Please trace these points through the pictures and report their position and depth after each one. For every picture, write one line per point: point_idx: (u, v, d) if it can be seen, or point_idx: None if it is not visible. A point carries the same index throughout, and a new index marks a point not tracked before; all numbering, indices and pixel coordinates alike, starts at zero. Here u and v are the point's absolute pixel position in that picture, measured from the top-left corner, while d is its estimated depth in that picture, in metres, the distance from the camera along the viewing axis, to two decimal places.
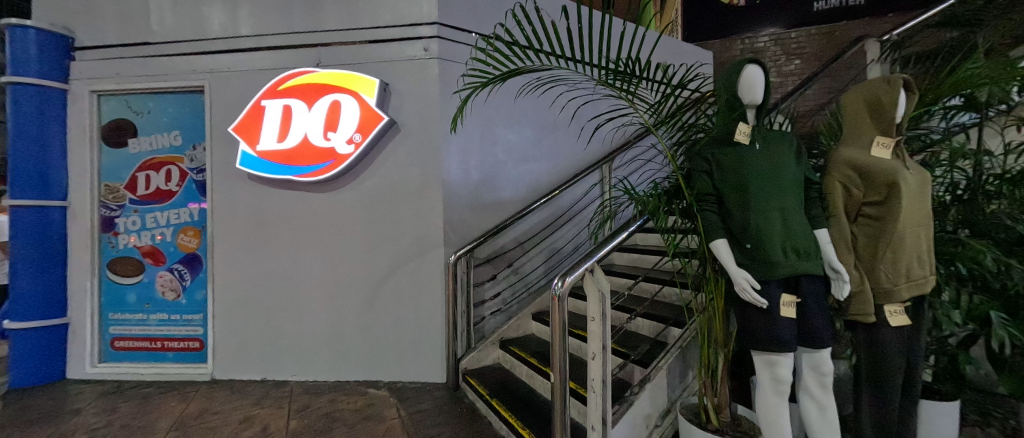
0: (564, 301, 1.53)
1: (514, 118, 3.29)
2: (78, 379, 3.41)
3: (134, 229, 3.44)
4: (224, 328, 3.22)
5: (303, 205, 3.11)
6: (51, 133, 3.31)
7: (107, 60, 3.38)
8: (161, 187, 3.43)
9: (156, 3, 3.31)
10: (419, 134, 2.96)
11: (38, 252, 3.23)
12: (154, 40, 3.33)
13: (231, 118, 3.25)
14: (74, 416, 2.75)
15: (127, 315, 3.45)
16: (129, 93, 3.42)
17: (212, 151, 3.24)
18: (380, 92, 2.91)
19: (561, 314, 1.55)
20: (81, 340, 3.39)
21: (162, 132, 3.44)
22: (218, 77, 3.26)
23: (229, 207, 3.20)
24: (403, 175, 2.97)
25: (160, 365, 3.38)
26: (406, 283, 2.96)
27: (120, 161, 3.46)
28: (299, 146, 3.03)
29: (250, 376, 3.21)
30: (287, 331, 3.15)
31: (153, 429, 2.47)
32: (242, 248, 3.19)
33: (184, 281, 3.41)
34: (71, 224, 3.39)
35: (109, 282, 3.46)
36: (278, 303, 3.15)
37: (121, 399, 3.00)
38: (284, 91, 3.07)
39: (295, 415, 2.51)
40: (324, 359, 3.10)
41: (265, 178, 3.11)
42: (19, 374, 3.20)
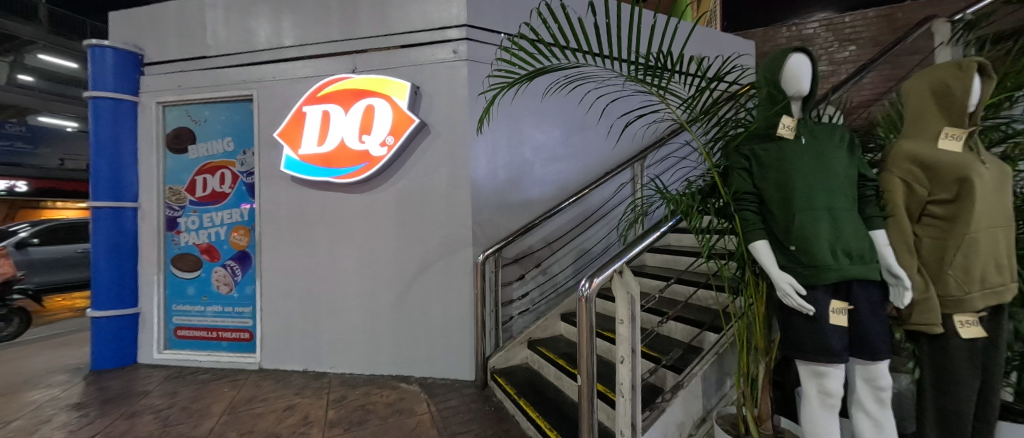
0: (593, 304, 1.50)
1: (543, 118, 3.26)
2: (148, 364, 3.77)
3: (194, 228, 3.75)
4: (270, 321, 3.44)
5: (340, 205, 3.26)
6: (124, 141, 3.67)
7: (170, 73, 3.71)
8: (216, 189, 3.72)
9: (212, 20, 3.59)
10: (449, 135, 3.01)
11: (113, 248, 3.60)
12: (210, 54, 3.62)
13: (275, 124, 3.46)
14: (143, 397, 3.04)
15: (188, 306, 3.77)
16: (189, 103, 3.72)
17: (259, 155, 3.47)
18: (410, 94, 2.99)
19: (588, 316, 1.51)
20: (150, 329, 3.75)
21: (216, 139, 3.72)
22: (265, 86, 3.49)
23: (274, 207, 3.41)
24: (433, 176, 3.04)
25: (215, 354, 3.67)
26: (435, 281, 3.02)
27: (182, 166, 3.78)
28: (337, 150, 3.18)
29: (293, 366, 3.41)
30: (326, 325, 3.31)
31: (208, 412, 2.68)
32: (285, 246, 3.39)
33: (236, 276, 3.67)
34: (141, 223, 3.76)
35: (172, 276, 3.79)
36: (318, 298, 3.32)
37: (181, 383, 3.28)
38: (323, 98, 3.23)
39: (332, 405, 2.64)
40: (359, 353, 3.23)
41: (307, 180, 3.28)
42: (102, 357, 3.61)
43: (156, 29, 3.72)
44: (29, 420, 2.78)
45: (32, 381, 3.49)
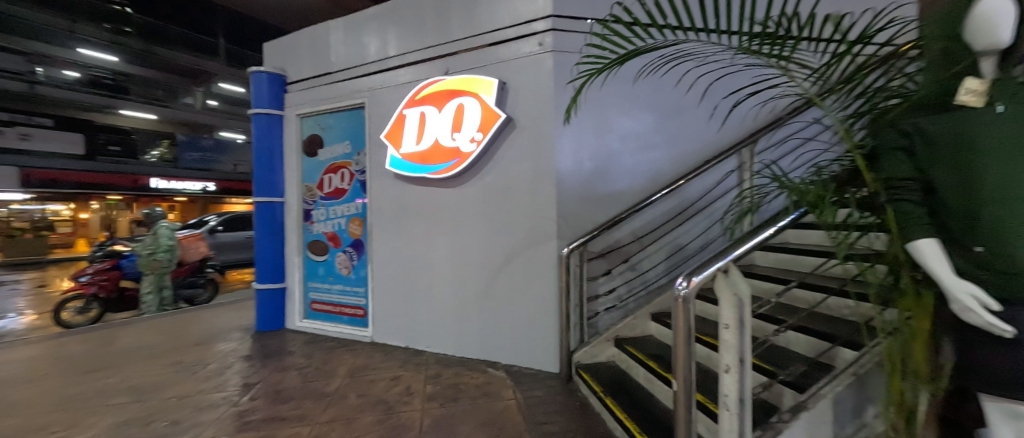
0: (693, 306, 1.34)
1: (633, 104, 3.06)
2: (293, 329, 4.63)
3: (322, 219, 4.44)
4: (378, 300, 3.92)
5: (435, 199, 3.52)
6: (274, 147, 4.55)
7: (305, 89, 4.44)
8: (338, 186, 4.34)
9: (334, 40, 4.18)
10: (535, 128, 3.00)
11: (268, 235, 4.53)
12: (332, 70, 4.22)
13: (381, 126, 3.88)
14: (289, 356, 3.73)
15: (318, 284, 4.50)
16: (319, 113, 4.40)
17: (369, 155, 3.94)
18: (497, 91, 3.08)
19: (686, 318, 1.36)
20: (293, 301, 4.60)
21: (338, 143, 4.33)
22: (374, 94, 3.93)
23: (381, 201, 3.85)
24: (520, 170, 3.06)
25: (338, 326, 4.32)
26: (520, 273, 3.07)
27: (313, 167, 4.49)
28: (433, 147, 3.43)
29: (397, 342, 3.83)
30: (423, 309, 3.63)
31: (334, 374, 3.17)
32: (390, 235, 3.80)
33: (353, 261, 4.24)
34: (286, 215, 4.60)
35: (307, 259, 4.56)
36: (416, 283, 3.66)
37: (315, 348, 3.95)
38: (420, 100, 3.51)
39: (430, 380, 2.89)
40: (452, 336, 3.47)
41: (407, 176, 3.62)
42: (263, 320, 4.58)
43: (295, 53, 4.49)
44: (218, 364, 3.63)
45: (220, 335, 4.57)
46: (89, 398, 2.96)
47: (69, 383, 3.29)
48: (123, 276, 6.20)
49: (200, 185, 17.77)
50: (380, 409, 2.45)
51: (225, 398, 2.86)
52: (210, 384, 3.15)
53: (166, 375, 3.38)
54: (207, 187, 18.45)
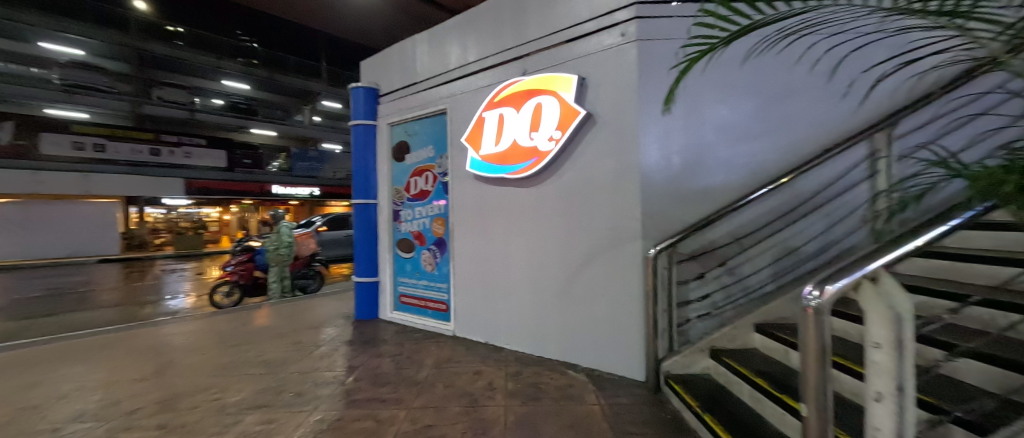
0: (830, 321, 1.06)
1: (731, 90, 2.76)
2: (385, 320, 5.08)
3: (409, 219, 4.79)
4: (460, 296, 4.10)
5: (513, 199, 3.57)
6: (369, 154, 5.06)
7: (395, 100, 4.85)
8: (423, 188, 4.64)
9: (419, 53, 4.50)
10: (617, 122, 2.86)
11: (365, 233, 5.08)
12: (418, 80, 4.53)
13: (461, 130, 4.06)
14: (383, 344, 4.10)
15: (406, 279, 4.88)
16: (406, 121, 4.76)
17: (450, 158, 4.14)
18: (576, 87, 3.00)
19: (820, 337, 1.08)
20: (385, 293, 5.05)
21: (423, 147, 4.64)
22: (455, 99, 4.13)
23: (461, 201, 4.03)
24: (601, 167, 2.95)
25: (424, 319, 4.62)
26: (601, 274, 2.95)
27: (401, 171, 4.87)
28: (511, 148, 3.49)
29: (477, 337, 3.97)
30: (502, 307, 3.70)
31: (422, 363, 3.40)
32: (470, 235, 3.96)
33: (437, 258, 4.50)
34: (379, 215, 5.08)
35: (396, 255, 4.96)
36: (495, 281, 3.74)
37: (405, 338, 4.28)
38: (499, 102, 3.59)
39: (511, 377, 2.94)
40: (530, 336, 3.48)
41: (486, 177, 3.72)
42: (361, 310, 5.11)
43: (386, 68, 4.94)
44: (327, 347, 4.13)
45: (327, 321, 5.21)
46: (236, 367, 3.59)
47: (221, 353, 4.02)
48: (256, 267, 7.43)
49: (308, 190, 21.39)
50: (466, 400, 2.55)
51: (334, 377, 3.24)
52: (322, 364, 3.60)
53: (289, 353, 3.95)
54: (314, 190, 21.70)
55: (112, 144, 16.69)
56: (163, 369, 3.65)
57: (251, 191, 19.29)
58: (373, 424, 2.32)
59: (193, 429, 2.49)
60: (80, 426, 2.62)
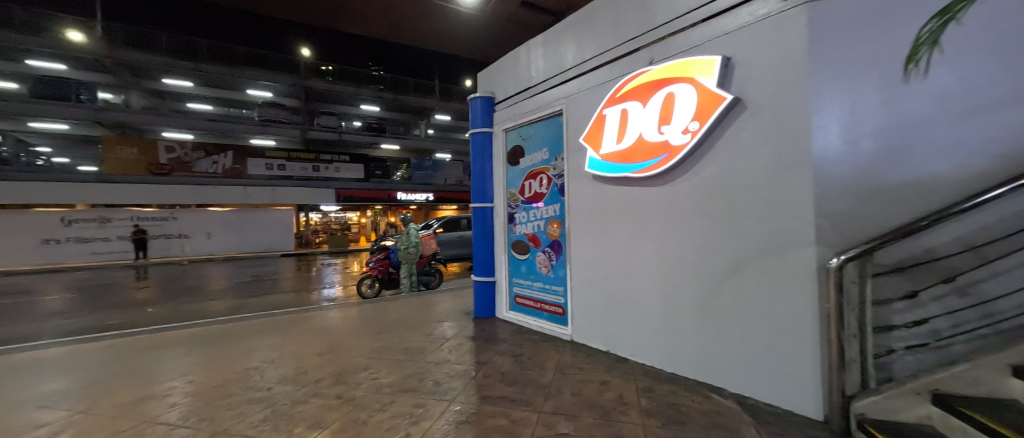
0: None
1: (959, 48, 2.05)
2: (501, 318, 5.27)
3: (524, 221, 4.87)
4: (579, 300, 4.00)
5: (638, 199, 3.32)
6: (486, 160, 5.35)
7: (510, 106, 5.02)
8: (537, 190, 4.66)
9: (534, 57, 4.58)
10: (776, 106, 2.39)
11: (483, 234, 5.37)
12: (533, 84, 4.61)
13: (578, 129, 3.97)
14: (503, 342, 4.26)
15: (521, 280, 4.97)
16: (520, 126, 4.88)
17: (568, 159, 4.09)
18: (720, 70, 2.63)
19: None
20: (501, 293, 5.26)
21: (537, 150, 4.68)
22: (571, 99, 4.07)
23: (579, 203, 3.93)
24: (753, 159, 2.51)
25: (540, 321, 4.65)
26: (755, 285, 2.51)
27: (516, 174, 4.99)
28: (637, 144, 3.26)
29: (597, 345, 3.81)
30: (625, 315, 3.48)
31: (545, 367, 3.41)
32: (589, 237, 3.82)
33: (552, 260, 4.47)
34: (496, 218, 5.31)
35: (512, 257, 5.10)
36: (617, 287, 3.54)
37: (523, 338, 4.38)
38: (622, 97, 3.41)
39: (643, 393, 2.73)
40: (661, 349, 3.18)
41: (606, 177, 3.55)
42: (479, 307, 5.41)
43: (501, 77, 5.16)
44: (453, 340, 4.47)
45: (450, 316, 5.66)
46: (384, 352, 4.13)
47: (371, 338, 4.68)
48: (390, 263, 8.55)
49: (424, 196, 24.01)
50: (598, 412, 2.46)
51: (464, 370, 3.48)
52: (452, 357, 3.89)
53: (423, 343, 4.40)
54: (428, 196, 24.26)
55: (289, 164, 20.78)
56: (332, 347, 4.41)
57: (380, 197, 22.68)
58: (508, 423, 2.41)
59: (360, 402, 2.93)
60: (284, 388, 3.32)
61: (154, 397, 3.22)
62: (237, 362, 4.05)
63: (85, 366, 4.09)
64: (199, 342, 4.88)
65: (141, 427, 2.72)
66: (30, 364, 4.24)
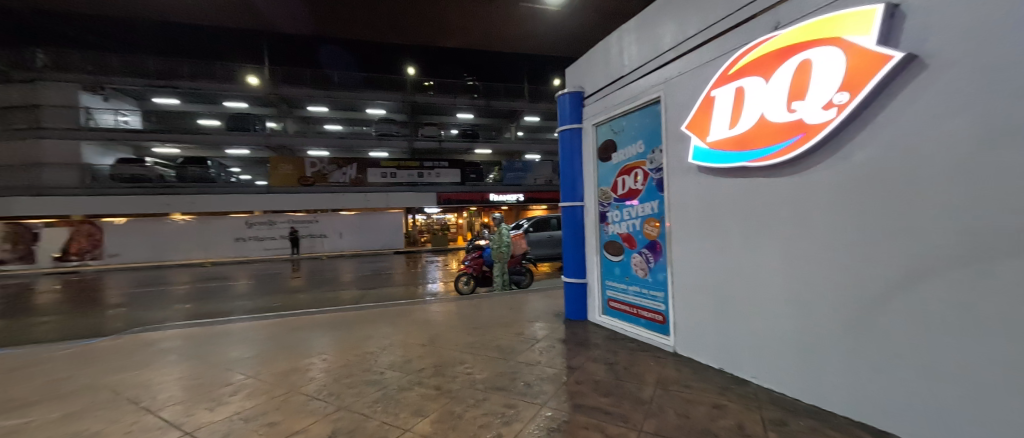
0: None
1: None
2: (594, 322, 5.04)
3: (617, 220, 4.54)
4: (684, 309, 3.57)
5: (759, 194, 2.81)
6: (575, 158, 5.16)
7: (600, 98, 4.75)
8: (632, 187, 4.31)
9: (626, 43, 4.25)
10: (977, 58, 1.72)
11: (573, 234, 5.19)
12: (625, 73, 4.29)
13: (680, 117, 3.55)
14: (596, 348, 4.05)
15: (615, 283, 4.66)
16: (612, 119, 4.58)
17: (668, 150, 3.68)
18: (881, 22, 2.03)
19: None
20: (594, 296, 5.02)
21: (631, 143, 4.32)
22: (671, 84, 3.66)
23: (682, 199, 3.51)
24: (937, 133, 1.86)
25: (637, 328, 4.29)
26: (943, 303, 1.87)
27: (608, 170, 4.69)
28: (758, 127, 2.76)
29: (708, 361, 3.35)
30: (744, 329, 2.98)
31: (644, 381, 3.13)
32: (695, 238, 3.39)
33: (650, 263, 4.07)
34: (587, 217, 5.09)
35: (605, 258, 4.81)
36: (732, 296, 3.05)
37: (617, 345, 4.10)
38: (737, 74, 2.94)
39: (771, 426, 2.30)
40: (795, 374, 2.63)
41: (716, 168, 3.10)
42: (570, 309, 5.26)
43: (590, 70, 4.93)
44: (544, 342, 4.41)
45: (541, 317, 5.63)
46: (478, 348, 4.27)
47: (467, 333, 4.90)
48: (484, 261, 8.94)
49: (514, 196, 24.69)
50: None
51: (556, 374, 3.38)
52: (543, 358, 3.83)
53: (515, 342, 4.43)
54: (519, 197, 24.89)
55: (399, 172, 23.32)
56: (433, 339, 4.73)
57: (475, 199, 23.96)
58: None
59: (456, 395, 3.04)
60: (394, 373, 3.64)
61: (298, 370, 3.83)
62: (358, 346, 4.60)
63: (254, 339, 5.09)
64: (331, 326, 5.71)
65: (288, 395, 3.24)
66: (221, 335, 5.43)
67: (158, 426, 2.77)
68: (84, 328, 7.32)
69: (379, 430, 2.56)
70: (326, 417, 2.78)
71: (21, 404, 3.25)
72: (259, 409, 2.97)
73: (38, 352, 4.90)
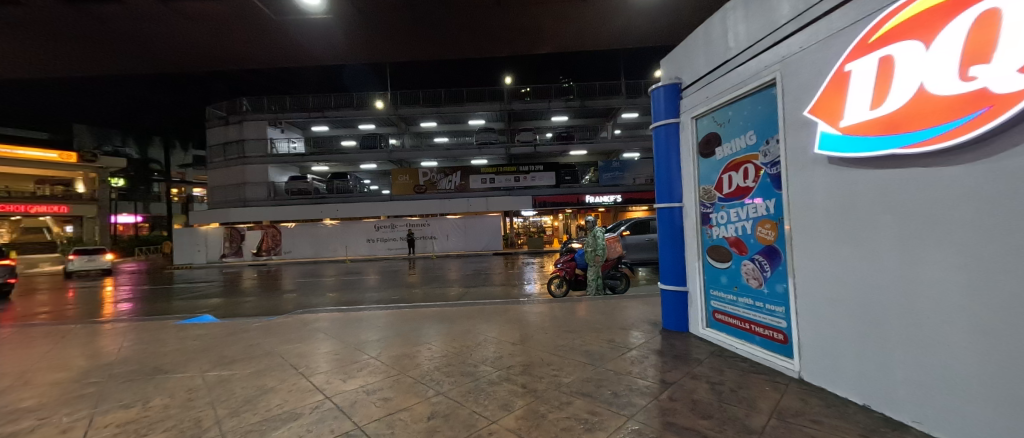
0: None
1: None
2: (697, 335, 4.57)
3: (723, 223, 4.05)
4: (812, 328, 3.01)
5: (916, 190, 2.22)
6: (672, 155, 4.78)
7: (701, 88, 4.32)
8: (741, 184, 3.80)
9: (732, 23, 3.79)
10: None
11: (670, 238, 4.80)
12: (732, 56, 3.83)
13: (803, 100, 3.01)
14: (697, 364, 3.67)
15: (721, 293, 4.15)
16: (715, 109, 4.12)
17: (787, 141, 3.16)
18: None
19: None
20: (696, 306, 4.56)
21: (740, 135, 3.83)
22: (790, 63, 3.14)
23: (808, 197, 2.97)
24: None
25: (750, 346, 3.75)
26: None
27: (712, 167, 4.22)
28: (914, 104, 2.17)
29: (846, 394, 2.77)
30: (901, 361, 2.37)
31: (756, 407, 2.75)
32: (825, 243, 2.83)
33: (765, 272, 3.54)
34: (686, 220, 4.65)
35: (709, 265, 4.33)
36: (881, 318, 2.45)
37: (724, 363, 3.65)
38: (883, 40, 2.36)
39: None
40: (984, 429, 1.96)
41: (855, 159, 2.55)
42: (669, 319, 4.88)
43: (690, 58, 4.52)
44: (638, 351, 4.17)
45: (637, 324, 5.32)
46: (568, 351, 4.26)
47: (558, 336, 4.92)
48: (577, 264, 8.86)
49: (611, 197, 23.76)
50: None
51: (648, 387, 3.18)
52: (635, 369, 3.64)
53: (606, 349, 4.29)
54: (616, 197, 23.85)
55: (498, 178, 24.60)
56: (525, 339, 4.87)
57: (571, 202, 23.66)
58: None
59: (542, 395, 3.08)
60: (487, 367, 3.87)
61: (408, 356, 4.34)
62: (458, 340, 5.00)
63: (376, 326, 5.94)
64: (436, 319, 6.32)
65: (399, 376, 3.70)
66: (353, 320, 6.47)
67: (307, 388, 3.44)
68: (267, 307, 9.48)
69: (470, 418, 2.75)
70: (427, 400, 3.09)
71: (228, 360, 4.38)
72: (378, 385, 3.46)
73: (238, 323, 6.52)
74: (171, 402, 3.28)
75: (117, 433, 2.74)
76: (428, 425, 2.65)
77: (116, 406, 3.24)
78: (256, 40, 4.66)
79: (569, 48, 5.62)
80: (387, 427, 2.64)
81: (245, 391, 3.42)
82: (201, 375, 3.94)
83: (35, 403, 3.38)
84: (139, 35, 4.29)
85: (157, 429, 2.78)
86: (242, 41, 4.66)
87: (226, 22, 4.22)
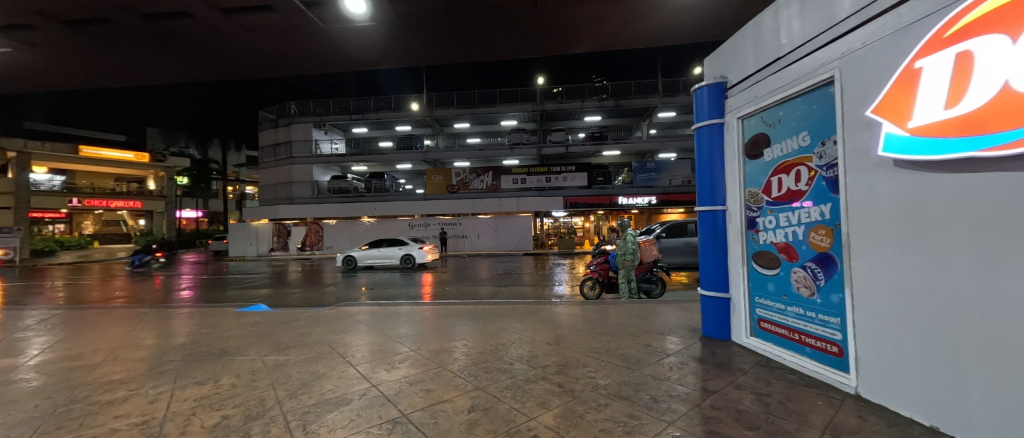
0: None
1: None
2: (740, 344, 4.40)
3: (771, 227, 3.87)
4: (870, 342, 2.83)
5: (1002, 198, 2.03)
6: (716, 156, 4.62)
7: (749, 86, 4.14)
8: (792, 187, 3.63)
9: (786, 18, 3.63)
10: None
11: (711, 241, 4.65)
12: (784, 53, 3.67)
13: (866, 99, 2.84)
14: (741, 374, 3.53)
15: (768, 301, 3.96)
16: (764, 109, 3.95)
17: (845, 142, 2.99)
18: None
19: None
20: (739, 313, 4.39)
21: (791, 137, 3.65)
22: (851, 59, 2.97)
23: (869, 203, 2.79)
24: None
25: (799, 357, 3.57)
26: None
27: (760, 169, 4.04)
28: (998, 101, 1.98)
29: (912, 414, 2.58)
30: (977, 380, 2.19)
31: (808, 421, 2.63)
32: (888, 252, 2.66)
33: (818, 280, 3.35)
34: (730, 223, 4.47)
35: (754, 271, 4.15)
36: (955, 335, 2.27)
37: (771, 375, 3.50)
38: (959, 35, 2.18)
39: None
40: None
41: (925, 161, 2.38)
42: (709, 326, 4.74)
43: (735, 55, 4.38)
44: (677, 357, 4.07)
45: (675, 330, 5.17)
46: (603, 353, 4.23)
47: (593, 337, 4.90)
48: (610, 267, 8.70)
49: (644, 199, 23.22)
50: None
51: (689, 394, 3.11)
52: (674, 375, 3.56)
53: (643, 353, 4.22)
54: (650, 199, 23.28)
55: (529, 178, 24.61)
56: (558, 339, 4.88)
57: (603, 203, 23.37)
58: None
59: (579, 396, 3.09)
60: (521, 365, 3.92)
61: (445, 350, 4.49)
62: (491, 337, 5.08)
63: (414, 320, 6.17)
64: (470, 316, 6.46)
65: (438, 369, 3.84)
66: (392, 314, 6.74)
67: (355, 376, 3.65)
68: (312, 299, 10.08)
69: (509, 413, 2.82)
70: (466, 393, 3.20)
71: (283, 346, 4.72)
72: (419, 377, 3.62)
73: (288, 312, 6.98)
74: (237, 381, 3.60)
75: (194, 406, 3.05)
76: (468, 418, 2.75)
77: (191, 382, 3.59)
78: (311, 48, 4.98)
79: (608, 46, 5.54)
80: (431, 417, 2.77)
81: (301, 375, 3.69)
82: (262, 358, 4.28)
83: (123, 375, 3.82)
84: (206, 48, 4.72)
85: (228, 405, 3.06)
86: (296, 51, 5.02)
87: (283, 33, 4.54)
